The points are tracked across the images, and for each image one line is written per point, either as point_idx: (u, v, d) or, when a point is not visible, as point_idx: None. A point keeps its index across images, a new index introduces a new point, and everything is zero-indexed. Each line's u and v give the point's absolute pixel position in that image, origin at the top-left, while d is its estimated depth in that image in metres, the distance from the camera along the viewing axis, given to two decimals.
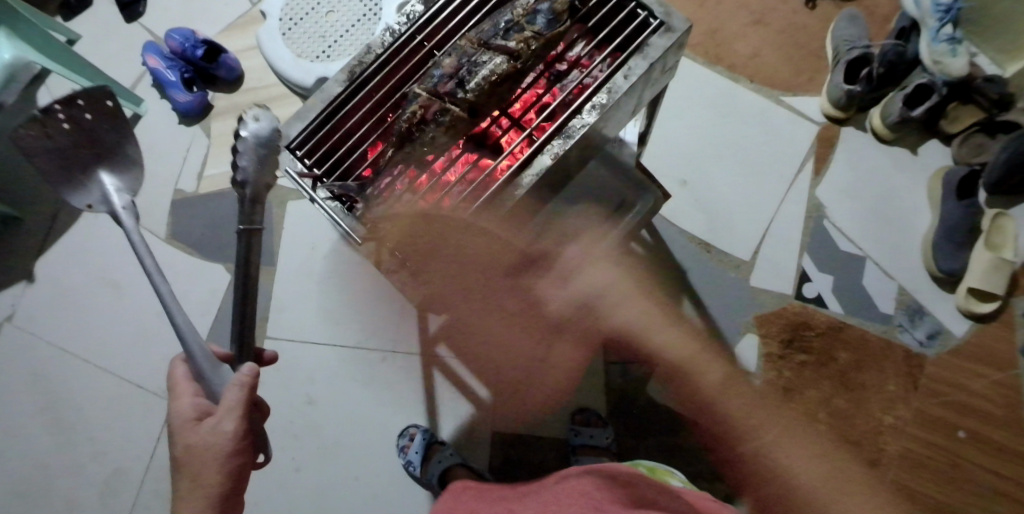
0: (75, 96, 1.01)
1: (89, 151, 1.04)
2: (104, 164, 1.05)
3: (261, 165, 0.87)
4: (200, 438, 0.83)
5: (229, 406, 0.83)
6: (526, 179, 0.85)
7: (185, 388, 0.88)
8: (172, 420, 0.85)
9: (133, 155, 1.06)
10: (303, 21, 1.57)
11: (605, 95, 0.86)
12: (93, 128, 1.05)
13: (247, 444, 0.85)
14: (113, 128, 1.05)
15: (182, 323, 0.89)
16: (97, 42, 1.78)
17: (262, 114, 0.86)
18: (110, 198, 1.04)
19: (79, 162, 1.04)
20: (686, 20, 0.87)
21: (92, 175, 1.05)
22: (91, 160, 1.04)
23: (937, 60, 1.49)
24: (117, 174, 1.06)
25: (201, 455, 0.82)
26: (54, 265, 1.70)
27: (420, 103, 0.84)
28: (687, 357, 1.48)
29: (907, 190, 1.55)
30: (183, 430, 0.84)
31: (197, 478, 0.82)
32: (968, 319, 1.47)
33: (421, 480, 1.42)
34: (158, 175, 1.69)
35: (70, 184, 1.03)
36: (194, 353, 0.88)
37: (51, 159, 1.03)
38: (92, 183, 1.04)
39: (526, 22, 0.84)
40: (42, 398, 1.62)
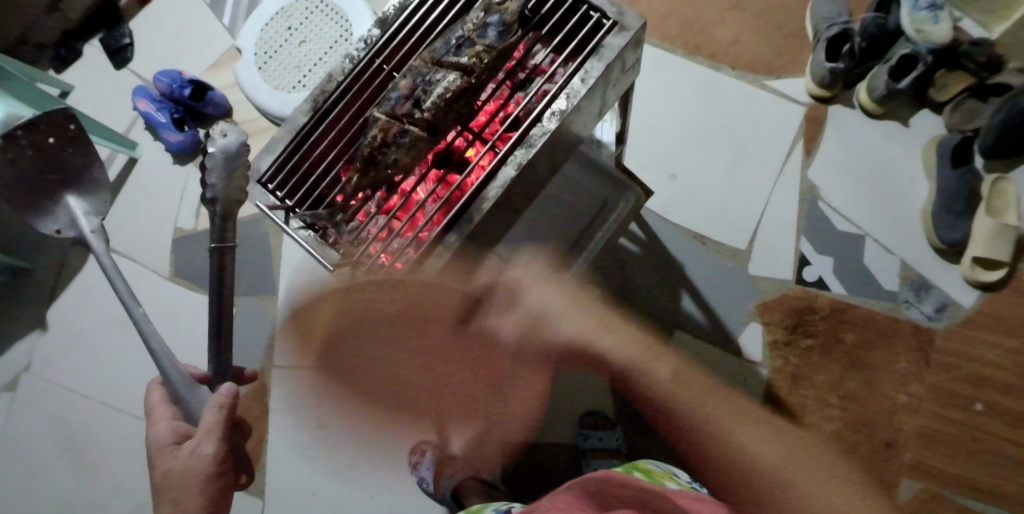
0: (35, 119, 1.07)
1: (54, 175, 1.11)
2: (72, 188, 1.12)
3: (228, 179, 0.86)
4: (180, 462, 0.88)
5: (208, 428, 0.89)
6: (491, 191, 0.85)
7: (165, 409, 0.94)
8: (152, 442, 0.91)
9: (99, 177, 1.13)
10: (278, 53, 1.60)
11: (564, 100, 0.85)
12: (55, 152, 1.11)
13: (223, 468, 0.90)
14: (75, 151, 1.12)
15: (157, 345, 0.93)
16: (90, 91, 1.82)
17: (229, 129, 0.87)
18: (79, 223, 1.10)
19: (46, 187, 1.10)
20: (639, 16, 0.87)
21: (58, 199, 1.11)
22: (56, 184, 1.11)
23: (919, 28, 1.46)
24: (84, 197, 1.12)
25: (180, 478, 0.87)
26: (65, 311, 1.74)
27: (380, 126, 0.85)
28: (692, 351, 1.46)
29: (901, 163, 1.52)
30: (163, 454, 0.90)
31: (178, 503, 0.87)
32: (976, 288, 1.44)
33: (434, 496, 1.44)
34: (158, 215, 1.73)
35: (37, 210, 1.09)
36: (171, 376, 0.93)
37: (13, 182, 1.09)
38: (59, 208, 1.11)
39: (477, 37, 0.85)
40: (62, 443, 1.66)
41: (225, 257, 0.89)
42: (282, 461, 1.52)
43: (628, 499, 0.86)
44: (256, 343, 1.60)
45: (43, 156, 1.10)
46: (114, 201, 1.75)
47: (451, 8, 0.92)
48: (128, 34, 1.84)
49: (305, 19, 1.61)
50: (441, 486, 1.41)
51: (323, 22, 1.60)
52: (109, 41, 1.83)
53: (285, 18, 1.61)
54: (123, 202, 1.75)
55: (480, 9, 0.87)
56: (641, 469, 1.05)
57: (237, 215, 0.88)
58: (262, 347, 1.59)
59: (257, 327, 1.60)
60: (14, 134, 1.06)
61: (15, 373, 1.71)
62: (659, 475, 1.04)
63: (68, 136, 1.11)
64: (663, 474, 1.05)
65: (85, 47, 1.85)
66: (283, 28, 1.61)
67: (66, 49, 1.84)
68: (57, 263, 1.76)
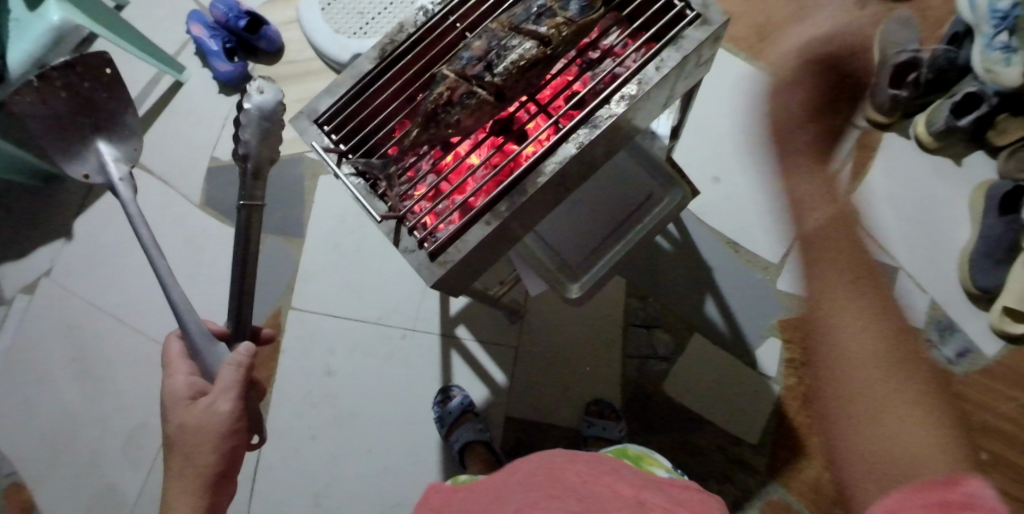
0: (72, 62, 1.09)
1: (87, 118, 1.13)
2: (103, 134, 1.14)
3: (261, 138, 0.91)
4: (195, 416, 0.88)
5: (226, 384, 0.90)
6: (548, 166, 0.84)
7: (182, 363, 0.95)
8: (167, 396, 0.92)
9: (131, 125, 1.15)
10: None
11: (635, 86, 0.85)
12: (91, 96, 1.13)
13: (238, 424, 0.90)
14: (111, 95, 1.14)
15: (181, 302, 0.97)
16: (146, 10, 1.82)
17: (266, 87, 0.91)
18: (107, 169, 1.13)
19: (79, 130, 1.12)
20: (724, 13, 0.85)
21: (90, 144, 1.13)
22: (89, 128, 1.13)
23: (988, 67, 1.42)
24: (116, 144, 1.15)
25: (195, 434, 0.88)
26: (91, 224, 1.75)
27: (447, 84, 0.85)
28: (706, 357, 1.46)
29: (947, 203, 1.50)
30: (177, 407, 0.90)
31: (190, 456, 0.88)
32: (1001, 338, 1.43)
33: (445, 437, 1.43)
34: (196, 142, 1.73)
35: (67, 154, 1.12)
36: (191, 329, 0.96)
37: (46, 121, 1.11)
38: (89, 153, 1.13)
39: (559, 8, 0.85)
40: (72, 351, 1.68)
41: (252, 214, 0.94)
42: (286, 403, 1.53)
43: (624, 487, 0.86)
44: (276, 283, 1.60)
45: (79, 98, 1.12)
46: (154, 122, 1.76)
47: None
48: None
49: None
50: (452, 436, 1.41)
51: None
52: None
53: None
54: (163, 124, 1.75)
55: None
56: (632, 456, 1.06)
57: (267, 174, 0.93)
58: (282, 286, 1.60)
59: (280, 266, 1.61)
60: (50, 75, 1.08)
61: (34, 278, 1.72)
62: (649, 462, 1.05)
63: (102, 79, 1.13)
64: (651, 461, 1.05)
65: None
66: None
67: None
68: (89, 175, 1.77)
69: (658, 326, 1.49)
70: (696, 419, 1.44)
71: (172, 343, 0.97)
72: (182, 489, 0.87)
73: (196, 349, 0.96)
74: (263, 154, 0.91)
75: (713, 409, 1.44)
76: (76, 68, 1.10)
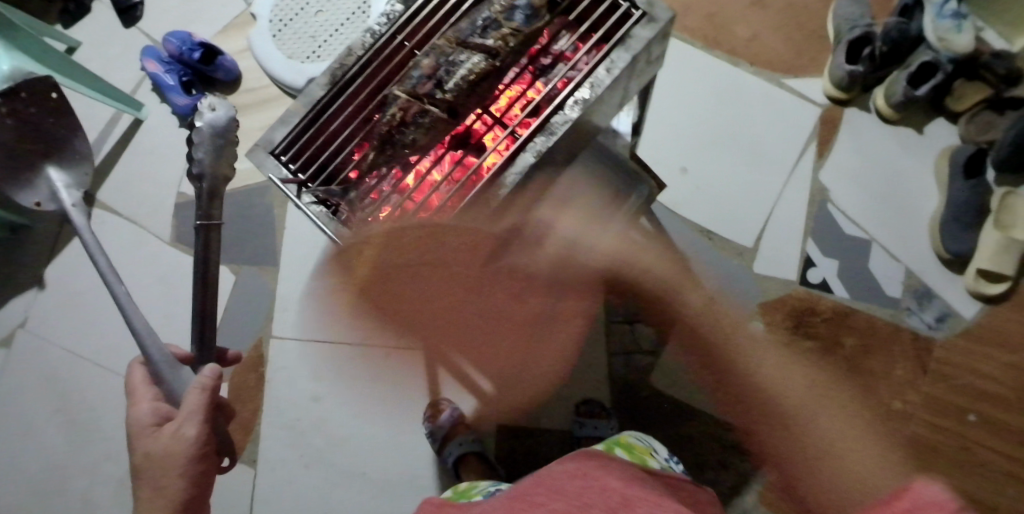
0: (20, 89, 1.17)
1: (33, 146, 1.26)
2: (52, 160, 1.29)
3: (216, 157, 0.90)
4: (162, 443, 0.87)
5: (192, 409, 0.88)
6: (509, 178, 0.84)
7: (145, 390, 0.94)
8: (131, 424, 0.91)
9: (81, 149, 1.32)
10: (292, 22, 1.54)
11: (588, 90, 0.85)
12: (37, 121, 1.25)
13: (206, 447, 0.89)
14: (57, 121, 1.27)
15: (141, 326, 0.97)
16: (97, 50, 1.79)
17: (218, 104, 0.89)
18: (61, 193, 1.27)
19: (28, 162, 1.26)
20: (669, 9, 0.86)
21: (38, 171, 1.27)
22: (38, 156, 1.27)
23: (941, 36, 1.44)
24: (64, 169, 1.31)
25: (162, 460, 0.87)
26: (63, 271, 1.73)
27: (399, 105, 0.85)
28: (692, 348, 1.47)
29: (914, 172, 1.51)
30: (142, 435, 0.89)
31: (160, 487, 0.86)
32: (978, 300, 1.45)
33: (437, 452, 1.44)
34: (163, 179, 1.72)
35: (19, 183, 1.25)
36: (153, 356, 0.95)
37: None
38: (38, 180, 1.27)
39: (504, 19, 0.84)
40: (54, 402, 1.65)
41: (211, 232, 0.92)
42: (275, 434, 1.52)
43: (611, 481, 0.85)
44: (254, 313, 1.59)
45: (26, 127, 1.24)
46: (117, 162, 1.74)
47: None
48: None
49: None
50: (444, 451, 1.42)
51: None
52: None
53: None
54: (128, 164, 1.74)
55: None
56: (622, 444, 1.03)
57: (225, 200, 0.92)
58: (262, 317, 1.58)
59: (258, 297, 1.60)
60: None
61: (9, 331, 1.70)
62: (640, 451, 1.03)
63: (49, 107, 1.25)
64: (643, 451, 1.03)
65: (95, 4, 1.82)
66: None
67: (76, 4, 1.81)
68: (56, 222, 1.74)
69: (641, 320, 1.50)
70: (686, 407, 1.44)
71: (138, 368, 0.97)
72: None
73: (159, 375, 0.95)
74: (220, 172, 0.90)
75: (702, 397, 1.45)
76: (21, 94, 1.18)
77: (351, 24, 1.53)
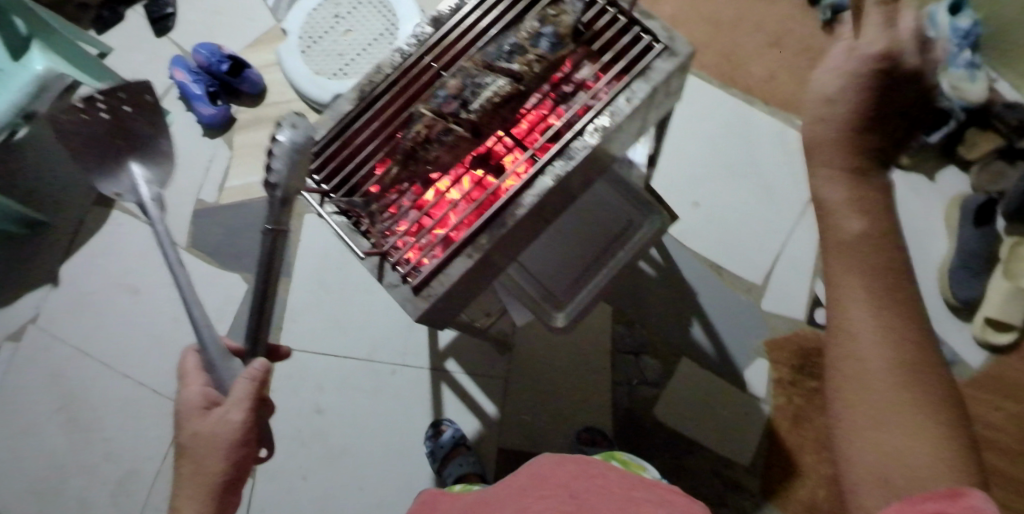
0: (115, 87, 1.01)
1: (124, 142, 1.04)
2: (135, 155, 1.04)
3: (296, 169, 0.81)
4: (207, 426, 0.86)
5: (238, 398, 0.87)
6: (527, 198, 0.86)
7: (197, 375, 0.91)
8: (180, 405, 0.89)
9: (165, 148, 1.05)
10: (321, 38, 1.44)
11: (607, 117, 0.87)
12: (128, 119, 1.04)
13: (247, 434, 0.88)
14: (147, 120, 1.05)
15: (197, 314, 0.90)
16: (126, 56, 1.83)
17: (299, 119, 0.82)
18: (139, 189, 1.02)
19: (112, 150, 1.03)
20: (689, 43, 0.88)
21: (123, 165, 1.04)
22: (124, 151, 1.04)
23: (955, 85, 1.48)
24: (147, 166, 1.05)
25: (204, 443, 0.86)
26: (76, 270, 1.74)
27: (424, 122, 0.88)
28: (695, 382, 1.49)
29: (926, 218, 1.52)
30: (190, 417, 0.88)
31: (199, 467, 0.86)
32: (985, 349, 1.46)
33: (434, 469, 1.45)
34: (182, 186, 1.75)
35: (102, 173, 1.03)
36: (207, 344, 0.91)
37: (84, 143, 1.02)
38: (122, 174, 1.04)
39: (529, 46, 0.88)
40: (58, 401, 1.66)
41: (277, 240, 0.84)
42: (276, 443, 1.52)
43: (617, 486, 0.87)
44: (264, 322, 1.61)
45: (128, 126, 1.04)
46: None
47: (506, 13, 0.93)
48: (171, 5, 1.84)
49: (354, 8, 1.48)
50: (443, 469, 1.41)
51: (370, 11, 1.47)
52: (152, 7, 1.84)
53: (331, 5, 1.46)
54: None
55: (535, 17, 0.90)
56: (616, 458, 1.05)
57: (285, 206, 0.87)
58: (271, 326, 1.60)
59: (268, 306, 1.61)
60: (96, 97, 1.01)
61: (21, 326, 1.72)
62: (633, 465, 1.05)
63: (148, 106, 1.04)
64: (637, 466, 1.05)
65: (128, 12, 1.86)
66: (330, 15, 1.47)
67: (110, 11, 1.85)
68: (73, 221, 1.76)
69: (646, 353, 1.52)
70: (686, 439, 1.46)
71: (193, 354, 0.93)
72: (191, 494, 0.86)
73: (211, 362, 0.92)
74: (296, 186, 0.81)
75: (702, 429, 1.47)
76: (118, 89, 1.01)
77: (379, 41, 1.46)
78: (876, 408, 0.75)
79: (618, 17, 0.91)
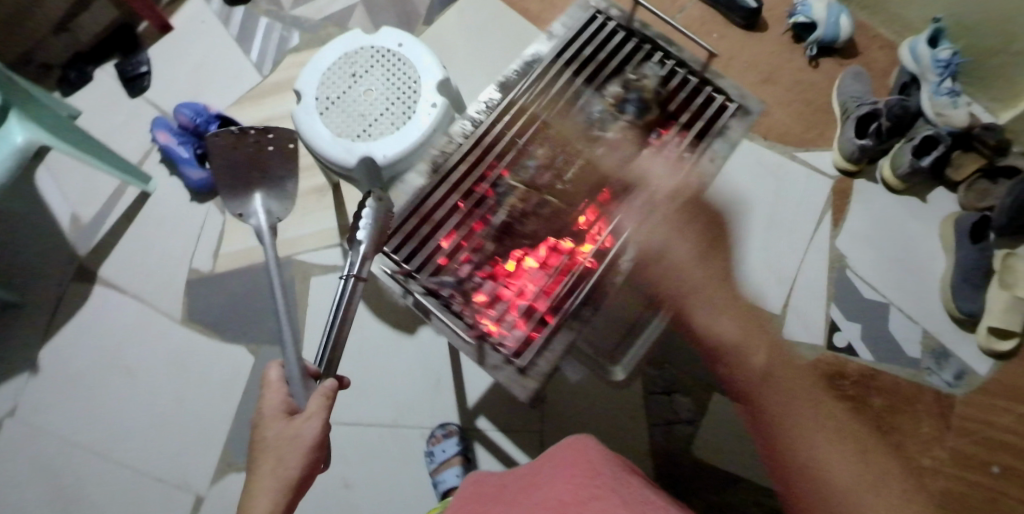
0: (268, 131, 1.28)
1: (258, 175, 1.29)
2: (261, 189, 1.29)
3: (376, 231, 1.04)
4: (291, 427, 0.92)
5: (315, 409, 0.93)
6: (614, 278, 1.11)
7: (276, 385, 0.97)
8: (261, 411, 0.95)
9: (290, 190, 1.32)
10: (342, 99, 1.29)
11: (701, 167, 1.21)
12: (268, 157, 1.29)
13: (324, 441, 0.94)
14: (285, 164, 1.30)
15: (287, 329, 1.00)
16: (100, 119, 1.72)
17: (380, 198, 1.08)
18: (258, 216, 1.27)
19: (246, 181, 1.29)
20: (757, 103, 1.25)
21: (251, 195, 1.29)
22: (255, 182, 1.29)
23: (939, 112, 1.57)
24: (270, 198, 1.30)
25: (286, 440, 0.91)
26: (57, 353, 1.60)
27: (517, 196, 1.17)
28: (729, 415, 1.51)
29: (922, 238, 1.61)
30: (272, 419, 0.94)
31: (280, 460, 0.90)
32: (990, 357, 1.53)
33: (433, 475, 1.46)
34: (174, 254, 1.65)
35: (230, 195, 1.29)
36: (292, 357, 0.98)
37: (225, 166, 1.27)
38: (248, 201, 1.29)
39: (619, 112, 1.22)
40: (48, 500, 1.51)
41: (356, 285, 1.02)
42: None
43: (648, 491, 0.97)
44: None
45: (259, 160, 1.28)
46: (124, 235, 1.67)
47: (570, 82, 1.25)
48: (145, 62, 1.76)
49: (373, 66, 1.30)
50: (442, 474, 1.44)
51: (388, 70, 1.30)
52: (125, 67, 1.75)
53: (347, 64, 1.30)
54: (133, 238, 1.67)
55: (617, 86, 1.24)
56: None
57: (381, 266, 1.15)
58: None
59: None
60: (248, 131, 1.25)
61: None
62: None
63: (286, 151, 1.29)
64: None
65: (98, 72, 1.76)
66: (345, 74, 1.30)
67: (78, 73, 1.74)
68: (50, 301, 1.62)
69: (677, 391, 1.53)
70: (725, 473, 1.47)
71: (276, 363, 1.00)
72: (269, 484, 0.89)
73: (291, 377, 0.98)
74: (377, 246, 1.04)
75: (733, 460, 1.48)
76: (270, 133, 1.27)
77: (402, 102, 1.28)
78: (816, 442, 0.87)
79: (688, 84, 1.27)
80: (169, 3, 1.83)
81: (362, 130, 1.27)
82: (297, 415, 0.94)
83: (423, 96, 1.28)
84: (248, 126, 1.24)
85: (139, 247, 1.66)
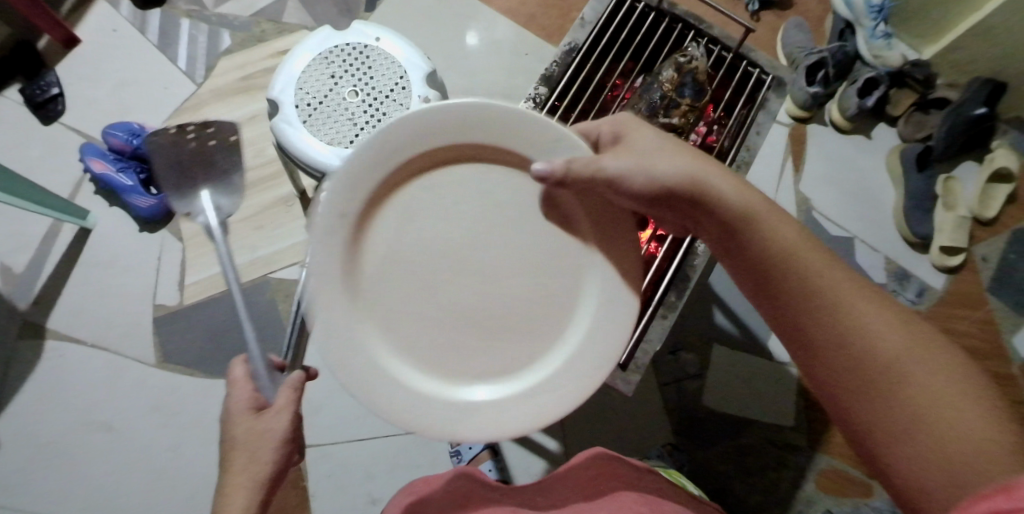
0: (209, 124, 1.22)
1: (202, 170, 1.19)
2: (208, 185, 1.19)
3: None
4: (260, 424, 0.87)
5: (283, 402, 0.88)
6: (702, 247, 1.08)
7: (242, 382, 0.91)
8: (227, 408, 0.89)
9: (236, 183, 1.21)
10: (325, 103, 1.20)
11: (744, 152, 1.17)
12: (211, 152, 1.20)
13: (295, 434, 0.90)
14: (228, 155, 1.21)
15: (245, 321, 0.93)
16: (14, 155, 1.52)
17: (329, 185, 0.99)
18: (207, 212, 1.15)
19: (192, 177, 1.19)
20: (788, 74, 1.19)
21: (197, 190, 1.18)
22: (200, 177, 1.19)
23: (877, 54, 1.69)
24: (218, 194, 1.19)
25: (254, 435, 0.86)
26: (17, 423, 1.42)
27: None
28: (732, 364, 1.58)
29: (872, 172, 1.74)
30: (238, 417, 0.88)
31: (252, 455, 0.85)
32: (942, 272, 1.68)
33: None
34: (132, 292, 1.50)
35: (177, 192, 1.18)
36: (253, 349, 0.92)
37: (169, 161, 1.19)
38: (195, 198, 1.18)
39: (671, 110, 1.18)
40: None
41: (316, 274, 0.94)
42: None
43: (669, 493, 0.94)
44: None
45: (203, 155, 1.19)
46: (69, 280, 1.50)
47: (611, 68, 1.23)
48: (55, 83, 1.56)
49: (352, 64, 1.23)
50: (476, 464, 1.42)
51: (369, 68, 1.23)
52: (30, 91, 1.54)
53: (323, 65, 1.22)
54: (80, 282, 1.50)
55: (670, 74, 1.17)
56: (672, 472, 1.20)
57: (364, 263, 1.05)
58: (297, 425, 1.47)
59: None
60: (188, 127, 1.21)
61: None
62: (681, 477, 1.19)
63: (229, 143, 1.22)
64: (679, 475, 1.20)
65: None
66: (324, 76, 1.21)
67: None
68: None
69: (683, 349, 1.58)
70: (736, 419, 1.55)
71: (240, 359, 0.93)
72: (241, 486, 0.84)
73: (256, 373, 0.92)
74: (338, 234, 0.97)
75: (743, 406, 1.55)
76: (210, 129, 1.21)
77: (392, 100, 1.21)
78: (922, 374, 0.74)
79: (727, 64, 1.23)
80: (69, 15, 1.63)
81: (354, 135, 1.19)
82: (265, 410, 0.88)
83: (414, 92, 1.22)
84: (187, 121, 1.20)
85: (90, 290, 1.49)
